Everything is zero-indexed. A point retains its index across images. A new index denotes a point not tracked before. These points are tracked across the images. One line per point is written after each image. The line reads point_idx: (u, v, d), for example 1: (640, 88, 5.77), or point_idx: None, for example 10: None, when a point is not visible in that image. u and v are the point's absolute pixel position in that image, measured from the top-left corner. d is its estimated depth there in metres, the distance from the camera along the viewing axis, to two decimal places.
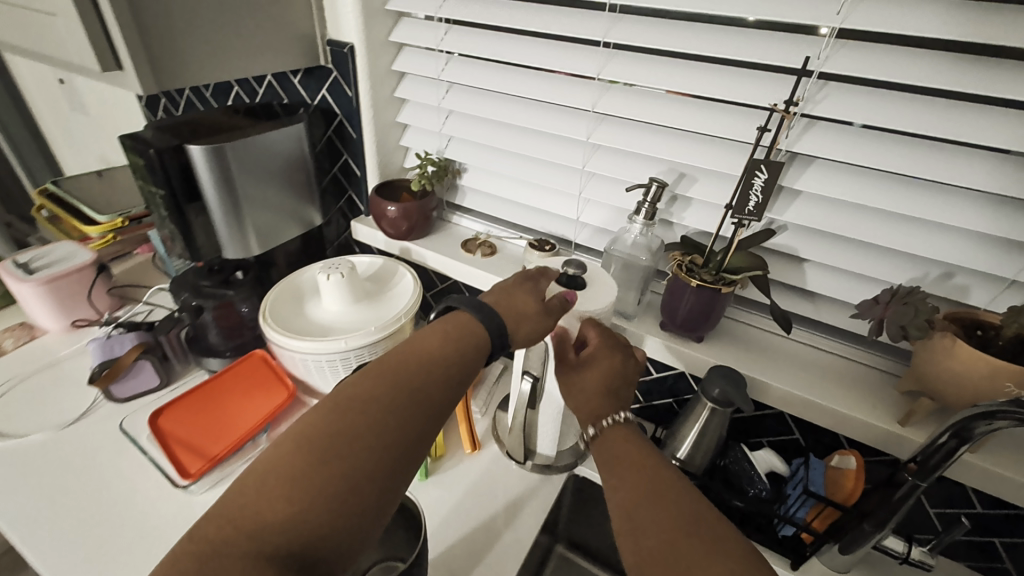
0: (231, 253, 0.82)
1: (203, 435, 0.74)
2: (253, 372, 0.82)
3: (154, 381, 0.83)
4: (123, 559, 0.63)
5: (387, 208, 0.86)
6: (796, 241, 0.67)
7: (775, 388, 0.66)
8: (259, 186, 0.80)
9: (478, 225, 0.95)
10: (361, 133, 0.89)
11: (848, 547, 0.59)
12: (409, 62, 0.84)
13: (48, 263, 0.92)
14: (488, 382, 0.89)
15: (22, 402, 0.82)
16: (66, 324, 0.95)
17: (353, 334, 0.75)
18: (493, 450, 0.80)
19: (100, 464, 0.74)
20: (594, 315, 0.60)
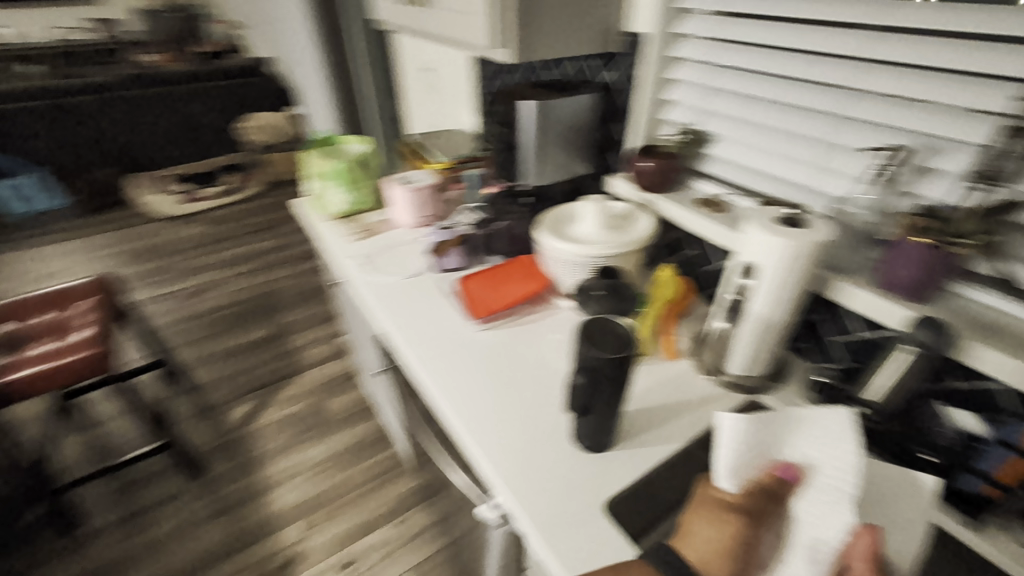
0: (532, 179, 1.21)
1: (487, 295, 1.12)
2: (522, 267, 1.17)
3: (457, 263, 1.24)
4: (438, 351, 1.02)
5: (642, 163, 1.10)
6: None
7: (991, 355, 0.67)
8: (556, 136, 1.15)
9: (713, 189, 1.11)
10: (632, 104, 1.15)
11: None
12: (687, 51, 1.05)
13: (414, 180, 1.45)
14: (695, 317, 1.07)
15: (389, 259, 1.33)
16: (414, 222, 1.46)
17: (601, 245, 1.01)
18: (686, 363, 0.98)
19: (428, 299, 1.17)
20: (803, 248, 0.74)
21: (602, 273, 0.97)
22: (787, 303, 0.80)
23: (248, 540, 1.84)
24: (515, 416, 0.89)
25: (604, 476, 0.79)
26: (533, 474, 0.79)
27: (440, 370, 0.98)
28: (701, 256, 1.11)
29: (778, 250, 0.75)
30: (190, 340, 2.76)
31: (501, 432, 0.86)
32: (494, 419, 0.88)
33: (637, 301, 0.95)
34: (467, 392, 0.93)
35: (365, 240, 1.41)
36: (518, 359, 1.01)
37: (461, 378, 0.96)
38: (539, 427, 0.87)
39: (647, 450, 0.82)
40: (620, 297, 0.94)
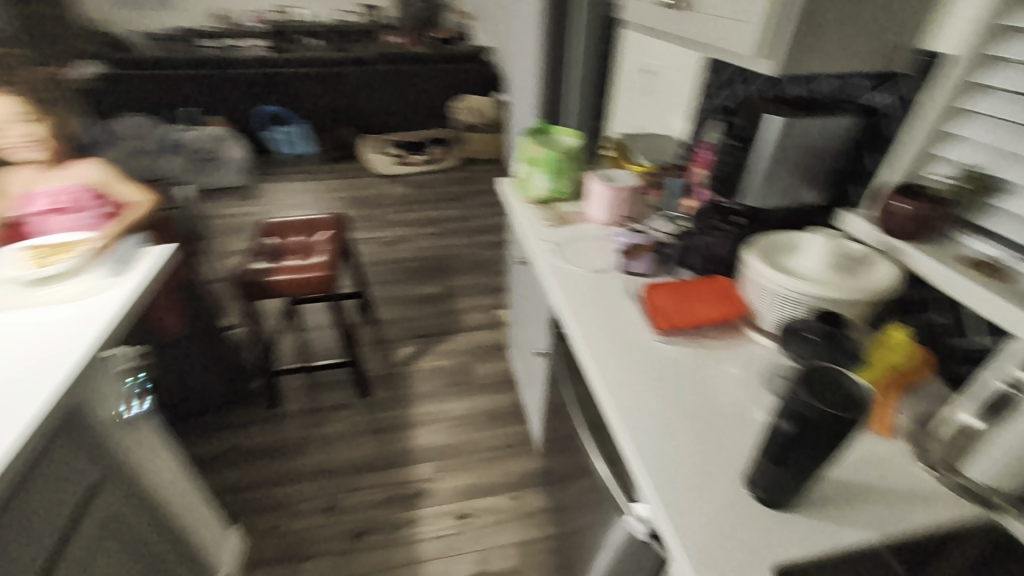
0: (748, 201, 1.11)
1: (672, 309, 1.07)
2: (714, 289, 1.10)
3: (645, 269, 1.22)
4: (613, 348, 1.02)
5: (898, 204, 0.93)
6: None
7: None
8: (794, 159, 1.04)
9: (992, 250, 0.88)
10: (903, 135, 0.98)
11: None
12: (1000, 77, 0.83)
13: (617, 179, 1.45)
14: (926, 396, 0.88)
15: (579, 249, 1.36)
16: (607, 219, 1.46)
17: (825, 285, 0.90)
18: (904, 446, 0.83)
19: (611, 295, 1.17)
20: None
21: (822, 314, 0.89)
22: None
23: (392, 462, 2.10)
24: (684, 438, 0.85)
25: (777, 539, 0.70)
26: (696, 506, 0.74)
27: (614, 369, 0.98)
28: (953, 326, 0.91)
29: None
30: (381, 280, 3.20)
31: (667, 450, 0.82)
32: (662, 435, 0.85)
33: (858, 360, 0.83)
34: (636, 400, 0.91)
35: (560, 227, 1.47)
36: (696, 381, 0.96)
37: (634, 381, 0.95)
38: (709, 459, 0.81)
39: (836, 530, 0.71)
40: (836, 349, 0.84)
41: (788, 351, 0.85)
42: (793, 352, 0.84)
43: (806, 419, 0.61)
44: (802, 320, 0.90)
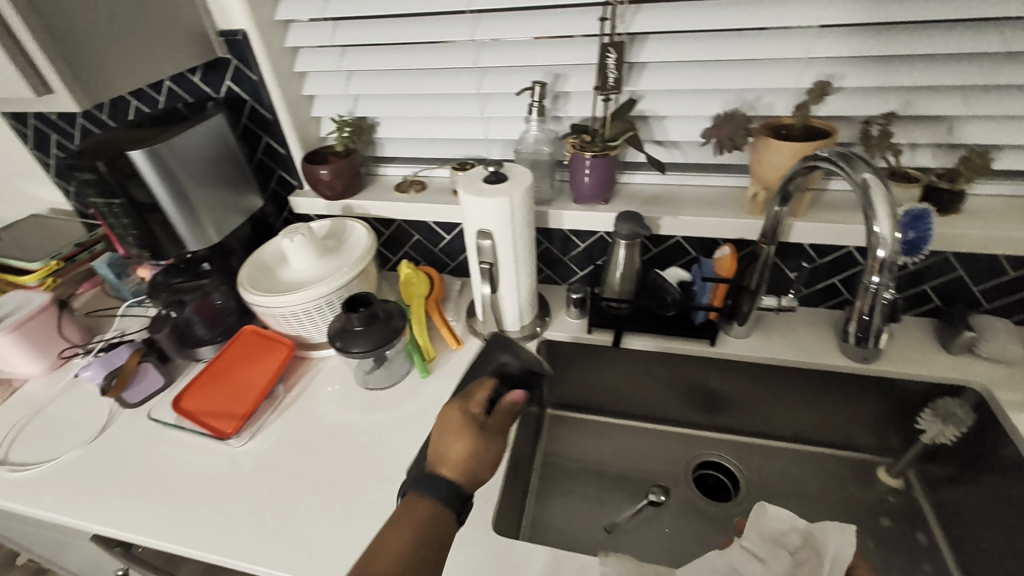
0: (195, 245, 0.89)
1: (225, 402, 0.84)
2: (247, 344, 0.92)
3: (159, 381, 0.91)
4: (202, 507, 0.75)
5: (320, 172, 0.96)
6: (654, 105, 0.86)
7: (667, 221, 0.86)
8: (200, 181, 0.87)
9: (402, 170, 1.07)
10: (273, 112, 0.97)
11: (742, 318, 0.88)
12: (300, 36, 0.93)
13: (7, 314, 0.95)
14: (453, 296, 1.05)
15: (41, 433, 0.87)
16: (50, 363, 0.98)
17: (331, 278, 0.87)
18: (473, 343, 0.97)
19: (142, 450, 0.83)
20: (519, 199, 0.77)
21: (348, 304, 0.84)
22: (530, 248, 0.83)
23: None
24: (349, 511, 0.73)
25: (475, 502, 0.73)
26: None
27: (224, 528, 0.72)
28: (428, 237, 1.08)
29: (500, 209, 0.76)
30: None
31: (347, 540, 0.70)
32: (330, 533, 0.71)
33: (402, 314, 0.87)
34: (276, 531, 0.71)
35: None
36: (312, 446, 0.82)
37: (257, 515, 0.74)
38: (383, 505, 0.74)
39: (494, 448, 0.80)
40: (383, 321, 0.83)
41: (354, 354, 0.81)
42: (359, 352, 0.81)
43: None
44: (339, 321, 0.84)
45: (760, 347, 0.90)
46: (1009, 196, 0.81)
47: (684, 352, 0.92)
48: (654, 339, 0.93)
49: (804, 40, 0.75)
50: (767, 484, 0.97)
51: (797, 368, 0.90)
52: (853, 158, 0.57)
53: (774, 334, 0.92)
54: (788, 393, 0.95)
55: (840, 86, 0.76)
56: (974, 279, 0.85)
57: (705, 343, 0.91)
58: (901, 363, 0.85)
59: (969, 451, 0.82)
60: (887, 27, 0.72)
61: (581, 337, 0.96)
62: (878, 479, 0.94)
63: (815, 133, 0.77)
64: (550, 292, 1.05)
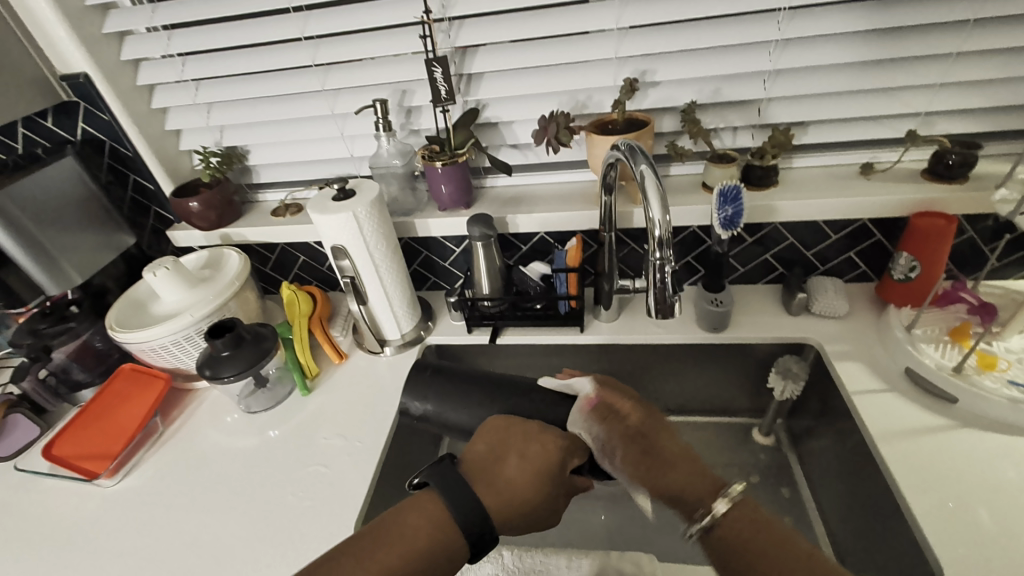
0: (55, 289, 0.90)
1: (98, 442, 0.85)
2: (124, 382, 0.92)
3: (34, 431, 0.90)
4: (68, 552, 0.74)
5: (189, 203, 0.96)
6: (497, 111, 0.90)
7: (521, 219, 0.91)
8: (53, 226, 0.87)
9: (280, 194, 1.08)
10: (134, 149, 0.97)
11: (605, 303, 0.94)
12: (152, 74, 0.94)
13: None
14: (342, 312, 1.07)
15: None
16: None
17: (198, 307, 0.88)
18: (358, 356, 1.00)
19: (12, 502, 0.82)
20: (364, 212, 0.80)
21: (214, 331, 0.85)
22: (389, 259, 0.87)
23: None
24: (221, 536, 0.74)
25: (347, 510, 0.75)
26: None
27: (89, 570, 0.72)
28: (313, 257, 1.09)
29: (347, 224, 0.80)
30: None
31: (216, 565, 0.71)
32: (200, 560, 0.71)
33: (274, 336, 0.88)
34: (141, 566, 0.71)
35: None
36: (189, 477, 0.82)
37: (125, 552, 0.73)
38: (253, 523, 0.75)
39: (370, 455, 0.82)
40: (252, 343, 0.85)
41: (223, 379, 0.82)
42: (227, 377, 0.82)
43: None
44: (208, 349, 0.85)
45: (628, 328, 0.96)
46: (822, 166, 0.90)
47: (558, 341, 0.96)
48: (529, 331, 0.97)
49: (611, 42, 0.81)
50: None
51: (663, 345, 0.96)
52: (636, 151, 0.65)
53: (640, 314, 0.98)
54: (662, 369, 1.00)
55: (653, 81, 0.84)
56: (806, 244, 0.93)
57: (575, 330, 0.96)
58: (751, 328, 0.92)
59: (815, 402, 0.90)
60: (680, 27, 0.80)
61: (463, 339, 0.99)
62: (752, 439, 1.01)
63: (634, 124, 0.84)
64: (436, 298, 1.08)
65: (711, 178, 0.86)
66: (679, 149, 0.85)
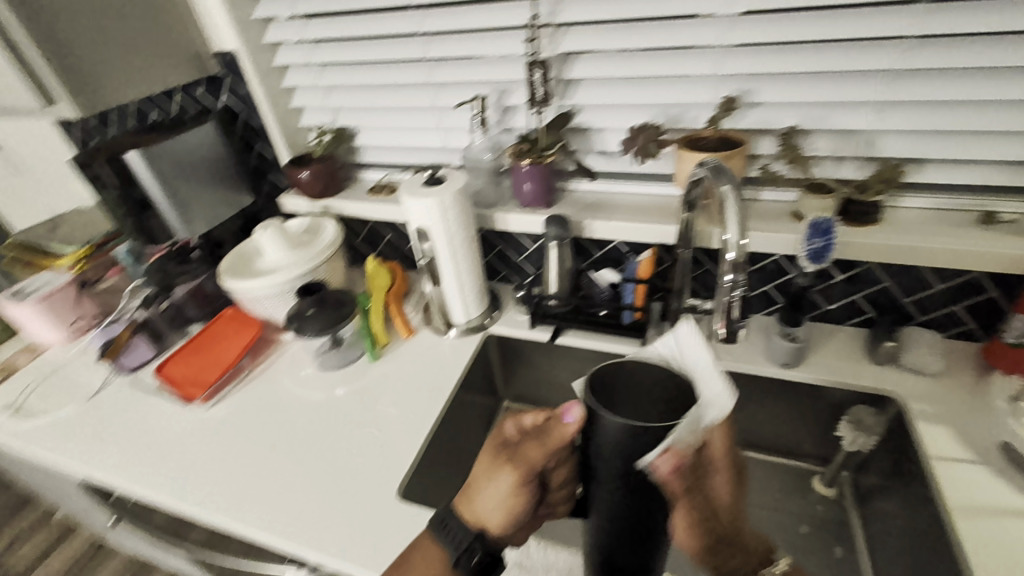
0: (185, 233, 1.04)
1: (198, 372, 0.97)
2: (224, 324, 1.05)
3: (149, 352, 1.04)
4: (163, 459, 0.86)
5: (301, 174, 1.07)
6: (590, 117, 0.92)
7: (598, 225, 0.92)
8: (191, 179, 1.01)
9: (378, 174, 1.17)
10: (263, 120, 1.10)
11: (671, 321, 0.93)
12: (287, 56, 1.05)
13: (37, 289, 1.12)
14: (416, 291, 1.14)
15: (51, 390, 1.02)
16: (68, 333, 1.15)
17: (294, 267, 0.98)
18: (425, 334, 1.06)
19: (126, 408, 0.96)
20: (450, 199, 0.85)
21: (303, 290, 0.94)
22: (466, 245, 0.92)
23: None
24: (283, 472, 0.82)
25: (394, 472, 0.81)
26: (322, 517, 0.75)
27: (174, 478, 0.83)
28: (399, 236, 1.17)
29: (434, 209, 0.85)
30: None
31: (275, 497, 0.79)
32: (263, 490, 0.80)
33: (354, 303, 0.96)
34: (214, 484, 0.81)
35: (4, 383, 1.06)
36: (264, 417, 0.92)
37: (205, 469, 0.84)
38: (312, 466, 0.83)
39: (422, 427, 0.87)
40: (334, 305, 0.93)
41: (306, 334, 0.91)
42: (309, 333, 0.91)
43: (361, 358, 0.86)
44: (296, 306, 0.95)
45: None
46: (936, 209, 0.82)
47: (618, 351, 0.96)
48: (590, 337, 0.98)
49: (715, 59, 0.80)
50: None
51: (725, 373, 0.93)
52: (725, 173, 0.64)
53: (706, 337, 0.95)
54: None
55: (753, 101, 0.81)
56: (904, 290, 0.86)
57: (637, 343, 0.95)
58: (825, 370, 0.87)
59: (887, 461, 0.83)
60: (792, 48, 0.77)
61: (524, 333, 1.02)
62: (812, 487, 0.95)
63: (728, 143, 0.83)
64: (505, 290, 1.11)
65: (805, 207, 0.82)
66: (772, 174, 0.83)
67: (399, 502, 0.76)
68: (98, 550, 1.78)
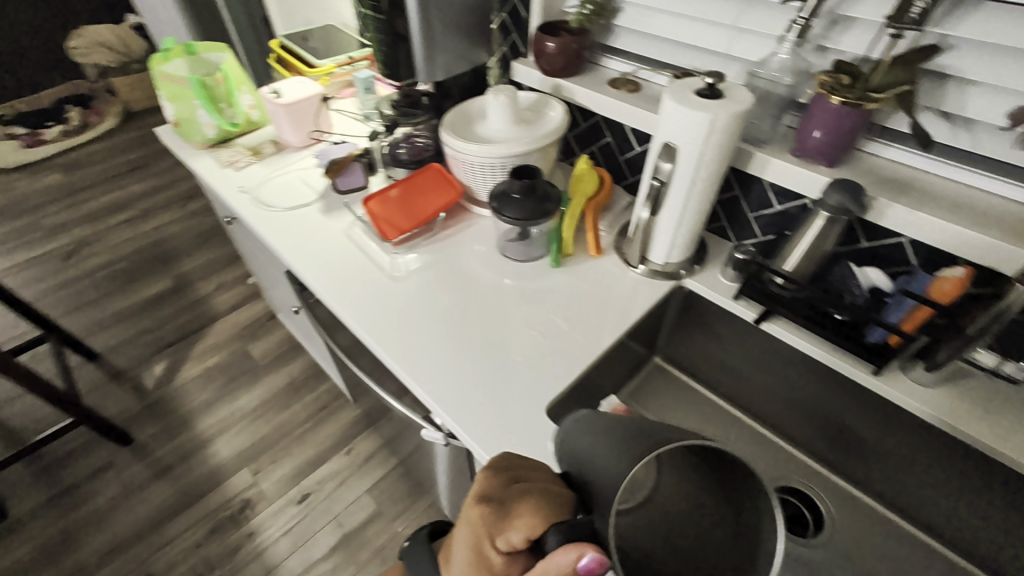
0: (423, 78, 1.01)
1: (398, 214, 1.00)
2: (428, 179, 1.05)
3: (361, 182, 1.10)
4: (350, 281, 0.93)
5: (547, 43, 0.95)
6: (962, 62, 0.64)
7: (895, 209, 0.68)
8: (443, 20, 0.95)
9: (625, 66, 0.99)
10: None
11: (932, 364, 0.70)
12: None
13: (289, 91, 1.22)
14: (615, 210, 1.02)
15: (280, 187, 1.14)
16: (303, 139, 1.25)
17: (514, 143, 0.92)
18: (612, 259, 0.96)
19: (332, 224, 1.04)
20: (724, 120, 0.69)
21: (517, 171, 0.89)
22: (710, 178, 0.76)
23: (194, 498, 1.66)
24: (444, 338, 0.84)
25: (544, 384, 0.77)
26: (471, 398, 0.76)
27: (355, 301, 0.89)
28: (619, 143, 1.03)
29: (698, 128, 0.70)
30: (71, 303, 2.24)
31: (432, 357, 0.81)
32: (423, 346, 0.83)
33: (559, 202, 0.89)
34: (387, 321, 0.86)
35: (250, 166, 1.21)
36: (441, 279, 0.93)
37: (382, 307, 0.89)
38: (472, 346, 0.82)
39: (583, 353, 0.81)
40: (539, 198, 0.87)
41: (504, 217, 0.87)
42: (509, 217, 0.86)
43: (530, 186, 0.86)
44: (503, 184, 0.90)
45: (947, 407, 0.70)
46: None
47: (838, 368, 0.77)
48: (805, 339, 0.79)
49: None
50: (857, 546, 0.83)
51: (973, 451, 0.70)
52: None
53: (977, 401, 0.70)
54: (939, 472, 0.76)
55: None
56: None
57: (868, 369, 0.74)
58: None
59: None
60: None
61: (724, 300, 0.86)
62: None
63: None
64: (716, 244, 0.94)
65: None
66: None
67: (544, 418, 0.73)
68: (272, 319, 2.17)
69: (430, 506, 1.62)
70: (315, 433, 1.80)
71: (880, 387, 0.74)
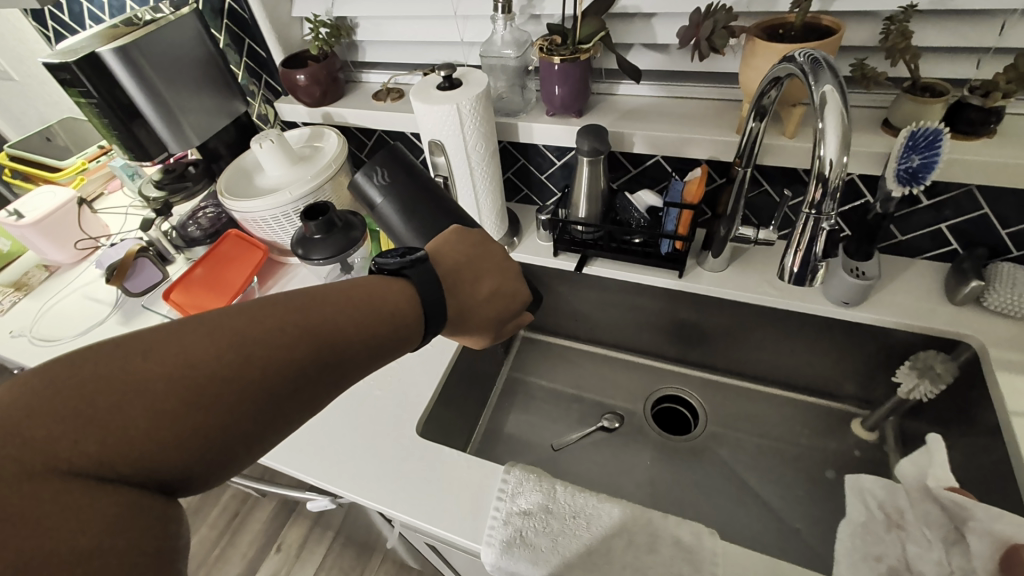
0: (177, 147, 0.94)
1: (207, 296, 0.91)
2: (228, 246, 0.97)
3: (157, 275, 0.99)
4: None
5: (296, 76, 0.91)
6: (637, 0, 0.74)
7: (639, 136, 0.78)
8: (174, 84, 0.89)
9: (383, 77, 1.01)
10: (250, 11, 0.94)
11: (715, 249, 0.82)
12: None
13: (32, 207, 1.05)
14: None
15: (62, 315, 0.99)
16: (74, 253, 1.09)
17: (297, 185, 0.88)
18: None
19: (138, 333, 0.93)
20: (469, 105, 0.72)
21: (308, 212, 0.85)
22: (486, 159, 0.80)
23: None
24: None
25: (409, 403, 0.76)
26: (333, 449, 0.71)
27: None
28: (408, 150, 1.04)
29: (450, 119, 0.73)
30: None
31: None
32: None
33: (363, 226, 0.88)
34: None
35: (17, 304, 1.03)
36: None
37: None
38: None
39: (439, 360, 0.82)
40: (341, 230, 0.85)
41: (314, 260, 0.84)
42: (318, 258, 0.84)
43: (332, 225, 0.84)
44: (302, 229, 0.87)
45: (735, 283, 0.83)
46: None
47: (653, 282, 0.86)
48: (621, 268, 0.88)
49: None
50: (728, 420, 0.95)
51: (769, 308, 0.84)
52: (823, 67, 0.49)
53: (753, 269, 0.84)
54: (758, 334, 0.90)
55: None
56: (1004, 220, 0.73)
57: (674, 273, 0.85)
58: (890, 309, 0.77)
59: (947, 409, 0.75)
60: None
61: (547, 261, 0.92)
62: (849, 430, 0.88)
63: (818, 32, 0.65)
64: (526, 211, 1.00)
65: (901, 116, 0.67)
66: (866, 71, 0.65)
67: (414, 437, 0.71)
68: None
69: (383, 561, 1.54)
70: (234, 548, 1.62)
71: (687, 284, 0.84)
